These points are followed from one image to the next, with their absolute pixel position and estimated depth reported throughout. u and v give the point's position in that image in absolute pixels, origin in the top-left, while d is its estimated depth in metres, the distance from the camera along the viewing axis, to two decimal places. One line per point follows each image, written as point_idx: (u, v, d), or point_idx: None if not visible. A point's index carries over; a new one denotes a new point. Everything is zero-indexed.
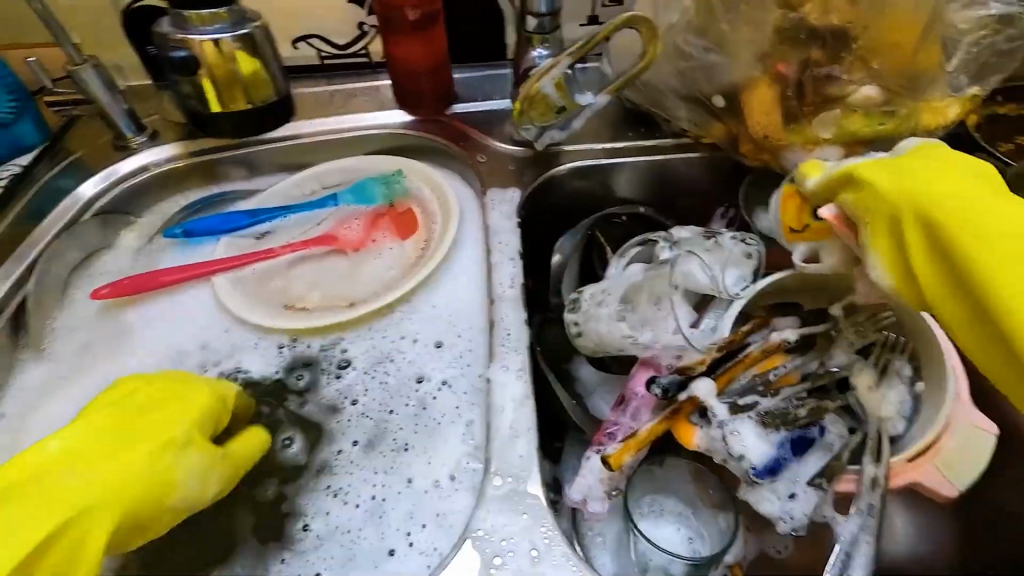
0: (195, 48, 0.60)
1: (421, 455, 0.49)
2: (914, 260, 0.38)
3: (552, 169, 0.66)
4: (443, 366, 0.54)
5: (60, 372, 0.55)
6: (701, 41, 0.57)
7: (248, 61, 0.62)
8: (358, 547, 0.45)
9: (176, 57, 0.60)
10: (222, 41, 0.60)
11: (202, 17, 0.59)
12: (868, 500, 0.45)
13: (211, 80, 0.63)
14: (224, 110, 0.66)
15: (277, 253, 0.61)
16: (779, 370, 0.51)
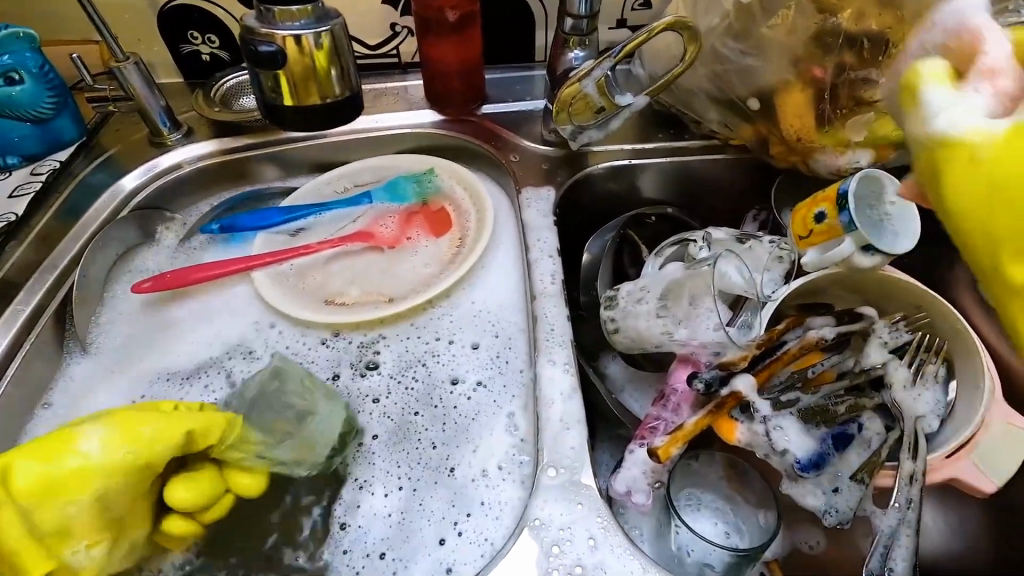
0: (280, 44, 0.54)
1: (462, 451, 0.49)
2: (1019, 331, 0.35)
3: (584, 169, 0.67)
4: (478, 364, 0.54)
5: (104, 364, 0.55)
6: (739, 45, 0.58)
7: (325, 55, 0.56)
8: (405, 536, 0.45)
9: (263, 51, 0.54)
10: (305, 38, 0.54)
11: (291, 12, 0.53)
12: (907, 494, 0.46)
13: (288, 77, 0.56)
14: (297, 105, 0.58)
15: (316, 249, 0.62)
16: (817, 367, 0.53)
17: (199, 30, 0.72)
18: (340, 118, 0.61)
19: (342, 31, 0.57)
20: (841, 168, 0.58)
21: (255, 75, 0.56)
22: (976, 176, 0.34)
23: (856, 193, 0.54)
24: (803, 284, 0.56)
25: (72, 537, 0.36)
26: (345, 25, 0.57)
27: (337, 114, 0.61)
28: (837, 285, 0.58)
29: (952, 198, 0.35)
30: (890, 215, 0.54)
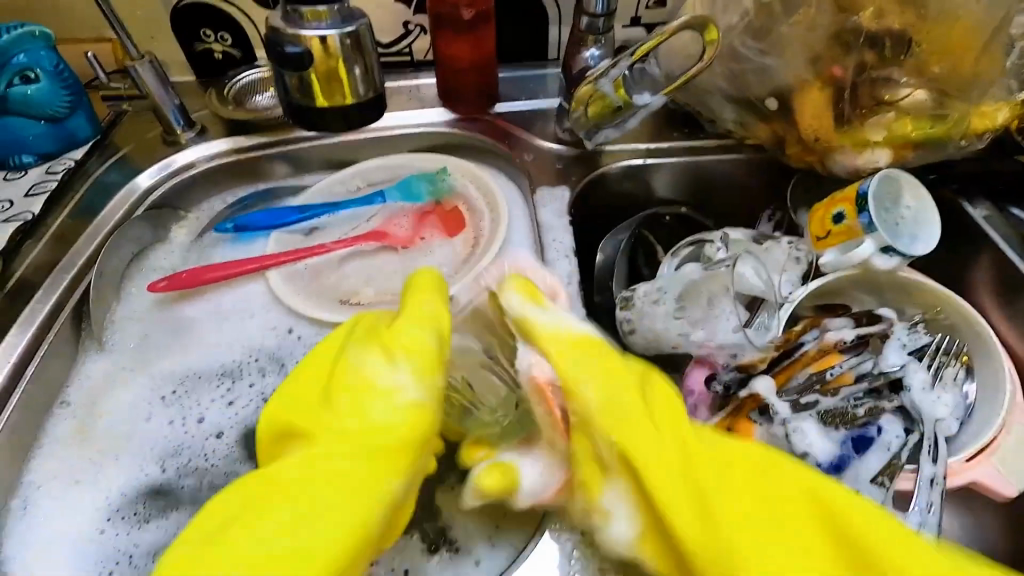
0: (308, 45, 0.54)
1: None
2: None
3: (599, 168, 0.67)
4: None
5: (121, 363, 0.55)
6: (757, 44, 0.58)
7: (349, 56, 0.56)
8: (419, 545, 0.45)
9: (289, 52, 0.54)
10: (332, 38, 0.54)
11: (318, 12, 0.53)
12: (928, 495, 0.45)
13: (318, 77, 0.56)
14: (329, 104, 0.58)
15: (328, 248, 0.62)
16: (834, 369, 0.52)
17: (212, 28, 0.71)
18: (356, 119, 0.61)
19: (367, 31, 0.56)
20: (859, 167, 0.58)
21: (282, 76, 0.56)
22: (691, 446, 0.36)
23: (875, 193, 0.53)
24: (821, 285, 0.55)
25: (374, 433, 0.36)
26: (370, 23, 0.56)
27: (361, 113, 0.61)
28: (856, 286, 0.57)
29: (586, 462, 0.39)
30: (905, 217, 0.54)
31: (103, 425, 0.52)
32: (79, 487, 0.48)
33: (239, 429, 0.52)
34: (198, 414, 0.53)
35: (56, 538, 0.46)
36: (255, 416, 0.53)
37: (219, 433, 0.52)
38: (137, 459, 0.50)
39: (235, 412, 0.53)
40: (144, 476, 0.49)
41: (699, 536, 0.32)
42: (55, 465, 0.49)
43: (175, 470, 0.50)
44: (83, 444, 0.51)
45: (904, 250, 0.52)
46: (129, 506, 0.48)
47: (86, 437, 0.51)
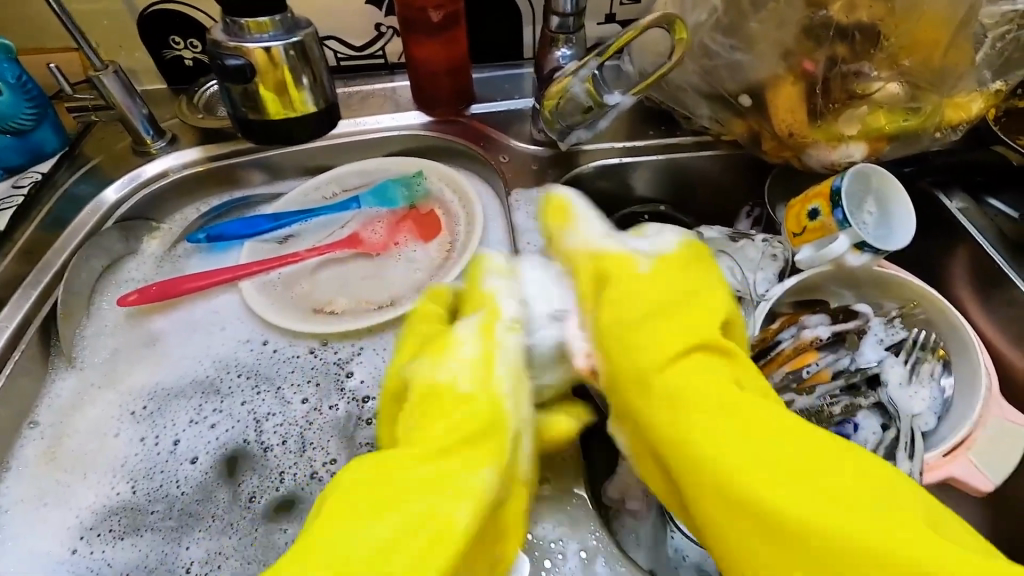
0: (250, 56, 0.53)
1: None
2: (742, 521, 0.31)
3: (574, 169, 0.66)
4: None
5: (91, 380, 0.55)
6: (728, 40, 0.57)
7: (296, 66, 0.55)
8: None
9: (231, 64, 0.53)
10: (275, 49, 0.53)
11: (259, 23, 0.53)
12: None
13: (265, 90, 0.55)
14: (279, 118, 0.58)
15: (302, 257, 0.61)
16: (811, 367, 0.52)
17: (181, 35, 0.70)
18: (314, 130, 0.60)
19: (312, 41, 0.56)
20: (834, 162, 0.58)
21: (229, 92, 0.56)
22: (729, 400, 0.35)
23: (848, 190, 0.53)
24: (798, 282, 0.55)
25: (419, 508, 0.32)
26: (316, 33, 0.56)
27: (315, 126, 0.60)
28: (832, 283, 0.57)
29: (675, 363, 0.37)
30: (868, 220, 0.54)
31: (74, 443, 0.51)
32: (47, 508, 0.48)
33: (217, 451, 0.51)
34: (173, 435, 0.52)
35: (23, 558, 0.46)
36: (237, 435, 0.52)
37: (196, 454, 0.51)
38: (108, 476, 0.50)
39: (215, 432, 0.52)
40: (115, 496, 0.49)
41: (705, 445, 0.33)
42: (23, 488, 0.49)
43: (148, 492, 0.49)
44: (52, 465, 0.50)
45: (877, 245, 0.52)
46: (100, 525, 0.47)
47: (54, 458, 0.50)
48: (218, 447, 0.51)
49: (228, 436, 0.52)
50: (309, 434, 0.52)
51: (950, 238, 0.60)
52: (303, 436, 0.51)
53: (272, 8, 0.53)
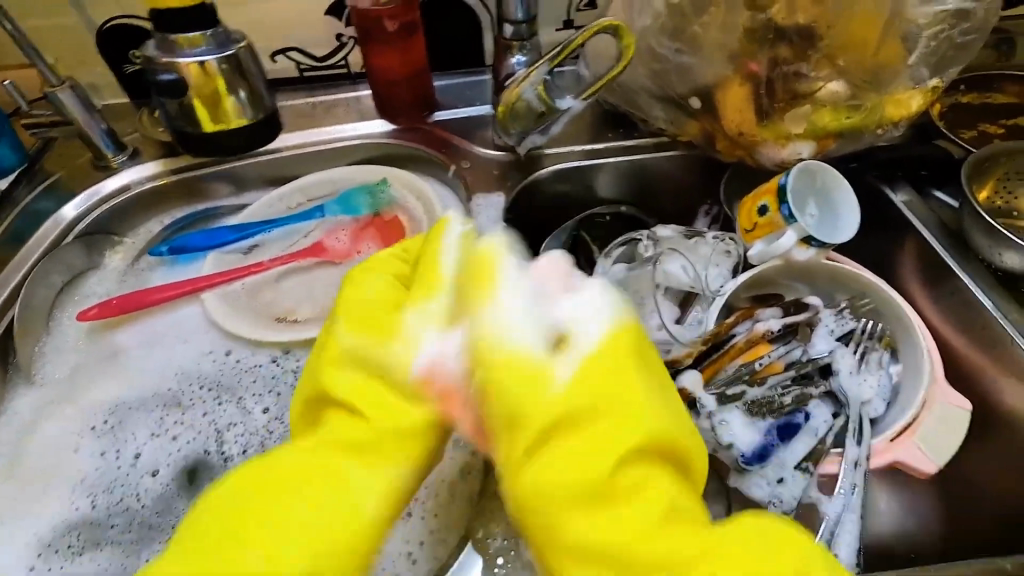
0: (183, 71, 0.59)
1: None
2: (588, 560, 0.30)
3: (534, 173, 0.67)
4: None
5: (51, 396, 0.55)
6: (674, 44, 0.59)
7: (230, 79, 0.61)
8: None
9: (165, 79, 0.59)
10: (207, 63, 0.59)
11: (192, 39, 0.58)
12: (847, 481, 0.47)
13: (200, 102, 0.61)
14: (214, 128, 0.64)
15: (266, 266, 0.62)
16: (763, 359, 0.53)
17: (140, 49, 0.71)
18: (255, 140, 0.67)
19: (246, 55, 0.61)
20: (784, 160, 0.60)
21: (164, 103, 0.61)
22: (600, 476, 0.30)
23: (794, 187, 0.55)
24: (750, 277, 0.56)
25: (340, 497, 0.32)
26: (250, 48, 0.61)
27: (252, 136, 0.67)
28: (782, 276, 0.58)
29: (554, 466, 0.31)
30: (814, 214, 0.56)
31: (34, 459, 0.51)
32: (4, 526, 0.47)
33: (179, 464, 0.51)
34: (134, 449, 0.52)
35: None
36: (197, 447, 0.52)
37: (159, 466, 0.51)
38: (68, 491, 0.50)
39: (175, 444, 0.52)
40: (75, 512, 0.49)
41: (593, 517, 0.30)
42: None
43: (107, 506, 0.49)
44: (9, 482, 0.50)
45: (824, 239, 0.54)
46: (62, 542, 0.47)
47: (10, 476, 0.50)
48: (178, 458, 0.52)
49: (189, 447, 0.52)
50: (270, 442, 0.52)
51: (900, 231, 0.62)
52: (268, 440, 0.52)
53: (205, 25, 0.58)
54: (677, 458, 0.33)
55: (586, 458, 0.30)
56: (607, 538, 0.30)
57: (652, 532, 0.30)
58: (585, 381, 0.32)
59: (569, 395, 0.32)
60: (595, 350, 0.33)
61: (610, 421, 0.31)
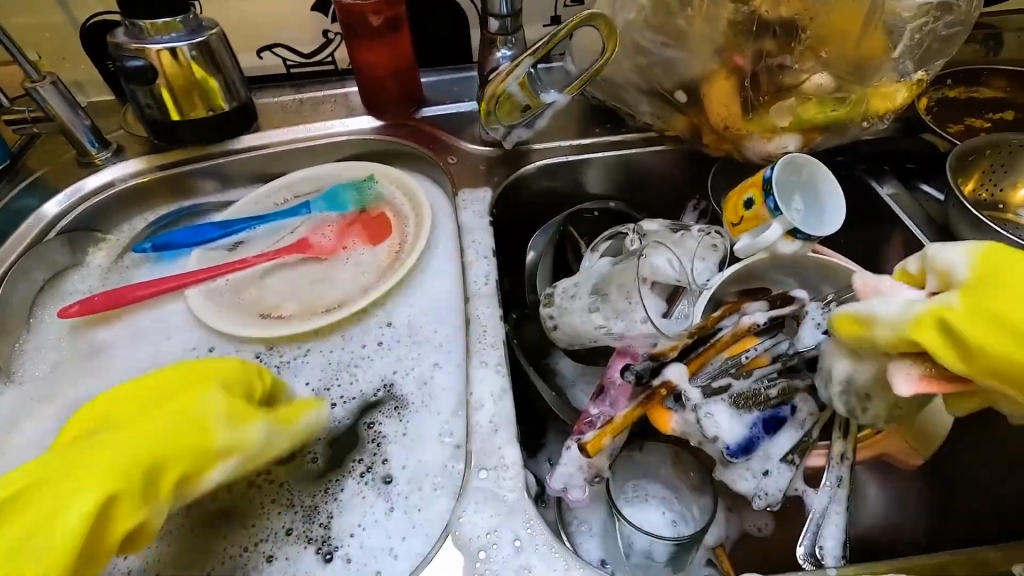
0: (151, 57, 0.59)
1: (398, 451, 0.48)
2: (961, 350, 0.37)
3: (521, 168, 0.67)
4: (410, 372, 0.53)
5: (30, 394, 0.54)
6: (659, 37, 0.59)
7: (200, 66, 0.61)
8: (300, 559, 0.43)
9: (132, 66, 0.59)
10: (177, 50, 0.59)
11: (160, 26, 0.58)
12: (831, 478, 0.48)
13: (168, 90, 0.62)
14: (182, 118, 0.64)
15: (251, 262, 0.62)
16: (749, 352, 0.52)
17: None
18: (224, 132, 0.68)
19: (217, 43, 0.62)
20: (770, 153, 0.60)
21: (131, 91, 0.61)
22: (998, 309, 0.37)
23: (779, 180, 0.55)
24: (736, 270, 0.56)
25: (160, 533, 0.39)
26: (222, 36, 0.62)
27: (222, 125, 0.67)
28: (770, 270, 0.58)
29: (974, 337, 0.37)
30: (800, 207, 0.56)
31: (10, 455, 0.50)
32: None
33: None
34: None
35: None
36: None
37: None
38: None
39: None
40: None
41: (996, 325, 0.37)
42: None
43: None
44: None
45: (810, 231, 0.54)
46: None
47: None
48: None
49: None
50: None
51: (886, 224, 0.62)
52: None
53: (174, 13, 0.59)
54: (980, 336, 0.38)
55: (1016, 298, 0.37)
56: (982, 350, 0.37)
57: (996, 330, 0.37)
58: (996, 275, 0.38)
59: (981, 275, 0.39)
60: (982, 253, 0.40)
61: (1001, 294, 0.38)
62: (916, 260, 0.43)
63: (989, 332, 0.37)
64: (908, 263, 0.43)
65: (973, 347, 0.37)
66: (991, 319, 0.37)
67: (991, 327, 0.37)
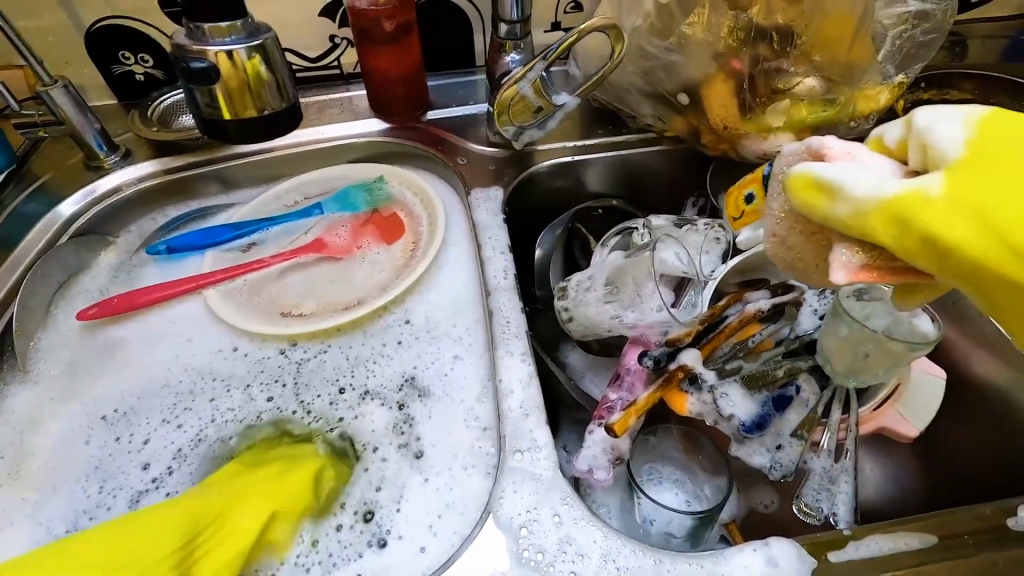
0: (212, 58, 0.57)
1: (429, 427, 0.50)
2: (914, 246, 0.32)
3: (530, 168, 0.70)
4: (429, 360, 0.55)
5: (49, 395, 0.54)
6: (663, 42, 0.62)
7: (259, 68, 0.60)
8: (350, 536, 0.44)
9: (195, 67, 0.57)
10: (236, 52, 0.58)
11: (221, 28, 0.57)
12: (829, 442, 0.52)
13: (224, 92, 0.60)
14: (235, 119, 0.62)
15: (268, 262, 0.62)
16: (756, 337, 0.56)
17: (131, 50, 0.71)
18: (274, 131, 0.65)
19: (274, 45, 0.60)
20: (765, 152, 0.63)
21: (187, 91, 0.59)
22: (978, 200, 0.31)
23: None
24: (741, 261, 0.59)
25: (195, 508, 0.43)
26: (278, 38, 0.61)
27: (267, 128, 0.64)
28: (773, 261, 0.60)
29: (947, 226, 0.31)
30: None
31: (33, 454, 0.50)
32: (7, 524, 0.47)
33: (176, 459, 0.50)
34: (133, 443, 0.51)
35: None
36: (196, 445, 0.51)
37: (156, 460, 0.50)
38: (73, 486, 0.49)
39: (183, 431, 0.52)
40: (76, 504, 0.48)
41: (971, 206, 0.31)
42: None
43: (103, 501, 0.48)
44: (11, 480, 0.49)
45: None
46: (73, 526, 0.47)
47: (11, 474, 0.49)
48: (185, 445, 0.51)
49: (194, 437, 0.51)
50: (272, 426, 0.52)
51: None
52: (263, 418, 0.53)
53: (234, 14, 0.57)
54: (953, 228, 0.31)
55: None
56: (975, 240, 0.31)
57: (996, 215, 0.30)
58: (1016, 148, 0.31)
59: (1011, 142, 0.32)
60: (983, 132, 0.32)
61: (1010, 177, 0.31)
62: (899, 128, 0.36)
63: (990, 218, 0.30)
64: (888, 130, 0.37)
65: (944, 245, 0.31)
66: (980, 214, 0.31)
67: (969, 219, 0.31)
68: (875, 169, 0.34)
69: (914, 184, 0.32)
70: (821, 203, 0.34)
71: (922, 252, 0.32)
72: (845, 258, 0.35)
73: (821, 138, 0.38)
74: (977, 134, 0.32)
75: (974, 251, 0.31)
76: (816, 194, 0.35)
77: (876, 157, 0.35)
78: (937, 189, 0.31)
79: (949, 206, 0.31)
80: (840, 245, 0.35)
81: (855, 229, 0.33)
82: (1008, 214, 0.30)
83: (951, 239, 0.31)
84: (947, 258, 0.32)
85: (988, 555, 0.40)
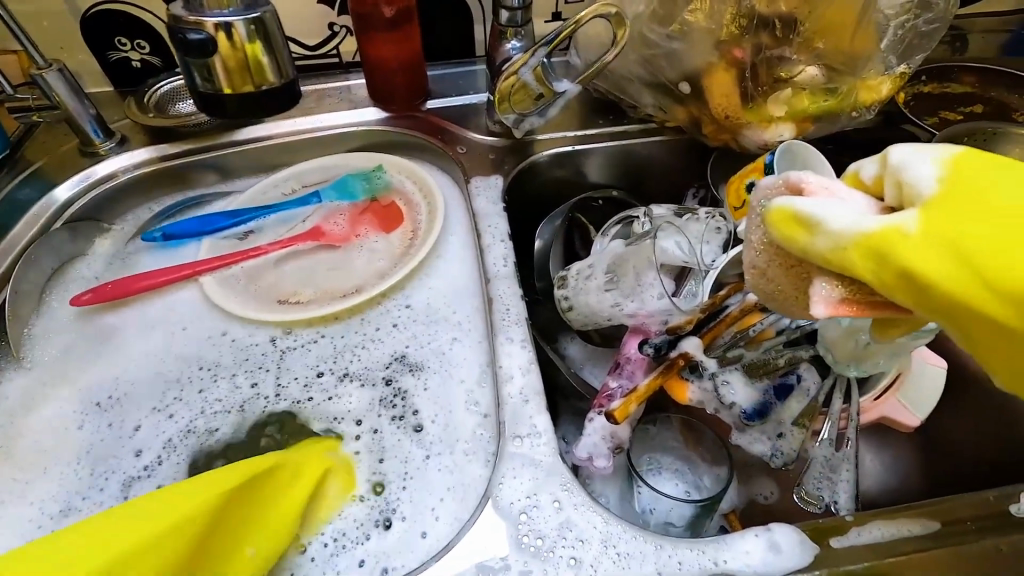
0: (209, 30, 0.56)
1: (427, 407, 0.50)
2: (893, 285, 0.30)
3: (530, 158, 0.69)
4: (423, 345, 0.55)
5: (42, 381, 0.53)
6: (665, 30, 0.62)
7: (257, 42, 0.59)
8: (353, 515, 0.44)
9: (193, 39, 0.56)
10: (234, 25, 0.57)
11: None
12: (830, 431, 0.52)
13: (222, 66, 0.59)
14: (233, 93, 0.61)
15: (265, 250, 0.62)
16: (756, 327, 0.53)
17: (127, 36, 0.70)
18: (269, 107, 0.64)
19: (271, 18, 0.60)
20: (767, 141, 0.62)
21: (185, 65, 0.58)
22: (958, 238, 0.29)
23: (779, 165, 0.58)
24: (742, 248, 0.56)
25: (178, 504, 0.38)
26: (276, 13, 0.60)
27: (263, 104, 0.64)
28: None
29: (927, 265, 0.29)
30: None
31: (25, 440, 0.49)
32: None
33: (170, 445, 0.49)
34: (126, 429, 0.50)
35: None
36: (190, 430, 0.50)
37: (147, 448, 0.49)
38: (67, 471, 0.48)
39: (174, 421, 0.51)
40: (69, 491, 0.47)
41: (953, 242, 0.29)
42: None
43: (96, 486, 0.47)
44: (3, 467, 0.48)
45: None
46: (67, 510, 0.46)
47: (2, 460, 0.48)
48: (175, 436, 0.50)
49: (184, 429, 0.50)
50: (266, 412, 0.51)
51: None
52: (258, 404, 0.52)
53: None
54: (931, 266, 0.29)
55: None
56: (955, 280, 0.29)
57: (977, 253, 0.28)
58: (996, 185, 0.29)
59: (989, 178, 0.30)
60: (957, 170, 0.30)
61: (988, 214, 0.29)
62: (876, 163, 0.34)
63: (973, 256, 0.28)
64: (864, 164, 0.34)
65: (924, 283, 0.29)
66: (961, 253, 0.29)
67: (950, 257, 0.29)
68: (855, 205, 0.32)
69: (893, 220, 0.30)
70: (800, 237, 0.32)
71: (903, 291, 0.30)
72: (824, 293, 0.32)
73: (798, 171, 0.35)
74: (954, 170, 0.30)
75: (957, 292, 0.29)
76: (794, 227, 0.33)
77: (851, 192, 0.33)
78: (914, 225, 0.29)
79: (928, 244, 0.29)
80: (820, 279, 0.33)
81: (834, 264, 0.31)
82: (989, 252, 0.28)
83: (930, 279, 0.29)
84: (926, 297, 0.30)
85: (991, 541, 0.40)
